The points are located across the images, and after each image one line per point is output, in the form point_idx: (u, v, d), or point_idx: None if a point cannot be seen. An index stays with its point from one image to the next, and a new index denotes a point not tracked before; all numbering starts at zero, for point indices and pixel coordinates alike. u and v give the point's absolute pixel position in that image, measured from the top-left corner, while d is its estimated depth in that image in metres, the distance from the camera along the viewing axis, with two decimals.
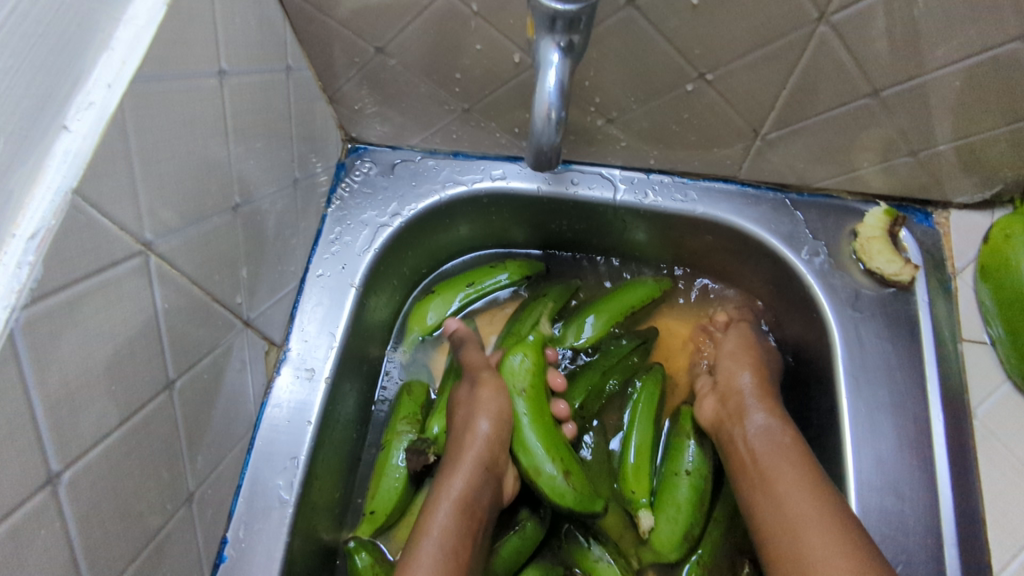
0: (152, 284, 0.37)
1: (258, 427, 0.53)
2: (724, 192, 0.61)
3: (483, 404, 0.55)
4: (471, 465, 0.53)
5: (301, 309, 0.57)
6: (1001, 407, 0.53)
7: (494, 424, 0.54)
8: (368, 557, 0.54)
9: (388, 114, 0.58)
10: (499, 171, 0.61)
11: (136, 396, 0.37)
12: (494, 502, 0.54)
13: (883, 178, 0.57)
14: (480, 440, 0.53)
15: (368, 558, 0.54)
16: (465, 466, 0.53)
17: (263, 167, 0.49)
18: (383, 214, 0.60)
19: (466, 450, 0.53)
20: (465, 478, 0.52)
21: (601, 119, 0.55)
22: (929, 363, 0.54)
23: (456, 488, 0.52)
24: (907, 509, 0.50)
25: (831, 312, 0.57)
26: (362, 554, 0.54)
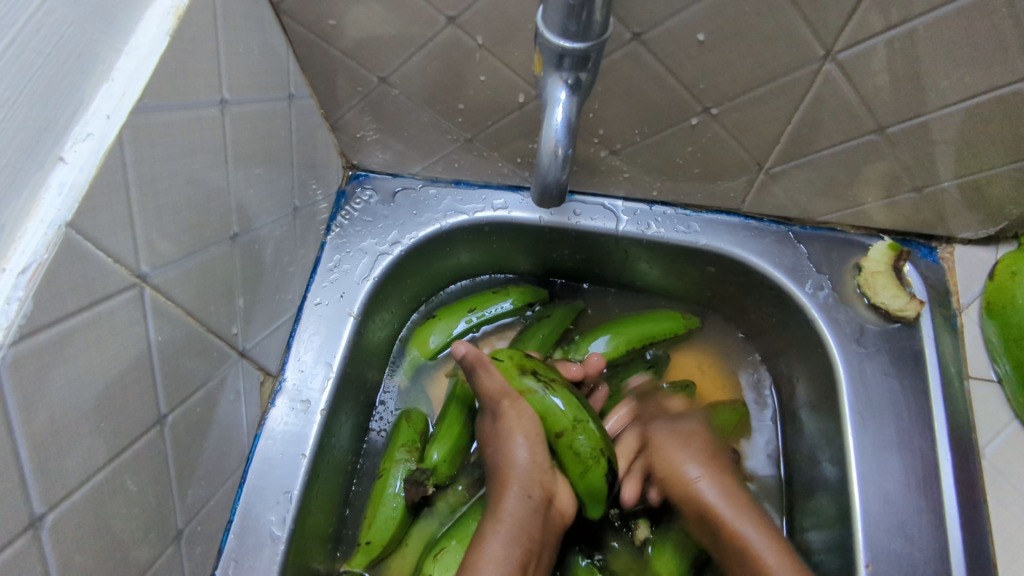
0: (145, 317, 0.36)
1: (251, 460, 0.51)
2: (727, 224, 0.60)
3: (516, 441, 0.53)
4: (518, 501, 0.52)
5: (298, 338, 0.56)
6: (1011, 446, 0.52)
7: (534, 452, 0.53)
8: None
9: (390, 142, 0.58)
10: (501, 201, 0.61)
11: (125, 432, 0.35)
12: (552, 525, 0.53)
13: (886, 214, 0.57)
14: (519, 467, 0.53)
15: None
16: (512, 503, 0.52)
17: (264, 194, 0.48)
18: (383, 242, 0.60)
19: (515, 482, 0.53)
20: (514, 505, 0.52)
21: (604, 151, 0.55)
22: (935, 400, 0.53)
23: (503, 524, 0.51)
24: (916, 552, 0.49)
25: (836, 346, 0.56)
26: None
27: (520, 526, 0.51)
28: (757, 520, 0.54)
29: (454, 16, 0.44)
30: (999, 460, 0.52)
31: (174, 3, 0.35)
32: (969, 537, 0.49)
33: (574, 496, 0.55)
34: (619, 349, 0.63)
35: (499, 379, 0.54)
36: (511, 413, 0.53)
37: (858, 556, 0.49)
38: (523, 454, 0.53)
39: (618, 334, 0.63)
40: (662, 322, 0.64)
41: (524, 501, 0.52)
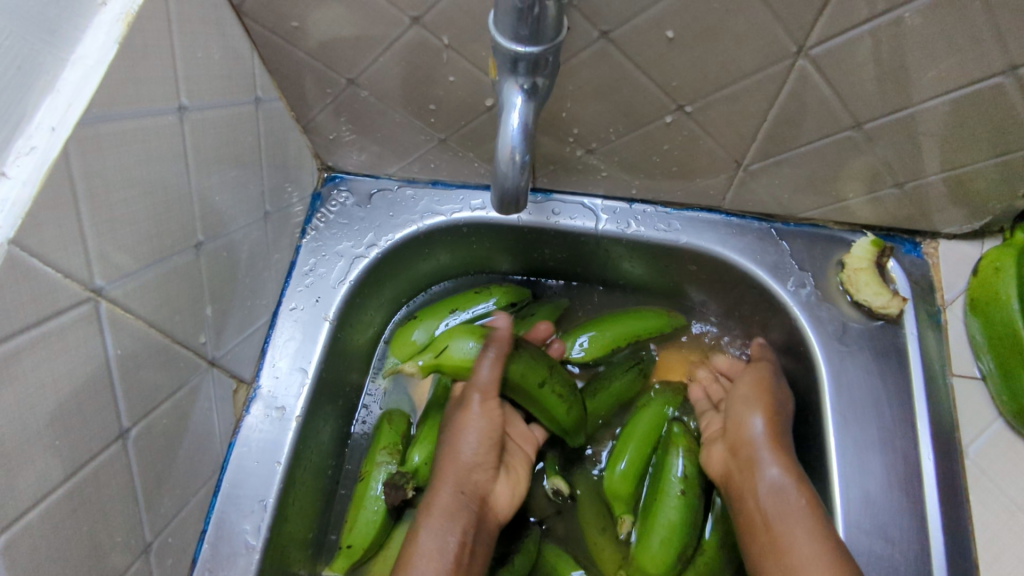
0: (102, 331, 0.35)
1: (226, 468, 0.51)
2: (708, 222, 0.59)
3: (472, 425, 0.52)
4: (454, 493, 0.50)
5: (274, 343, 0.55)
6: (993, 445, 0.51)
7: (482, 443, 0.52)
8: None
9: (365, 143, 0.57)
10: (478, 201, 0.60)
11: (82, 449, 0.35)
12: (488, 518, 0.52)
13: (869, 209, 0.56)
14: (465, 459, 0.52)
15: None
16: (447, 493, 0.50)
17: (232, 200, 0.48)
18: (359, 245, 0.59)
19: (450, 475, 0.51)
20: (444, 501, 0.49)
21: (580, 150, 0.54)
22: (918, 399, 0.52)
23: (441, 511, 0.49)
24: (897, 554, 0.48)
25: (819, 345, 0.55)
26: None
27: (457, 522, 0.49)
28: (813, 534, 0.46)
29: (418, 16, 0.43)
30: (982, 458, 0.51)
31: (124, 10, 0.35)
32: (951, 536, 0.48)
33: (507, 496, 0.54)
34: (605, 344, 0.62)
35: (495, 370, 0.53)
36: (478, 408, 0.53)
37: None
38: (467, 452, 0.52)
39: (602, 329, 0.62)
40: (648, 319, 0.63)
41: (458, 497, 0.50)
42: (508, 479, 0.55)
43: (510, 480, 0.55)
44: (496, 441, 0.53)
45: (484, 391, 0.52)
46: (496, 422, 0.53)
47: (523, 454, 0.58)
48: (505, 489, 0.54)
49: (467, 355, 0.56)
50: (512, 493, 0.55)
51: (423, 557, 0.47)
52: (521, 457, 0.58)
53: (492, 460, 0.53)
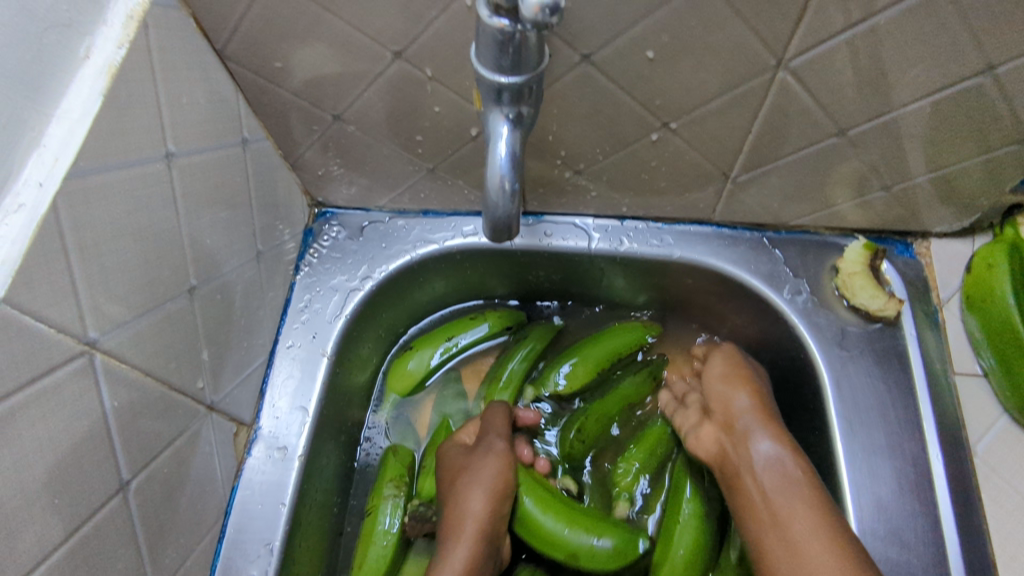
0: (98, 384, 0.35)
1: (230, 513, 0.50)
2: (700, 235, 0.60)
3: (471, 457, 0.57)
4: (475, 536, 0.52)
5: (272, 382, 0.55)
6: (1001, 441, 0.51)
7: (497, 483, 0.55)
8: None
9: (354, 177, 0.57)
10: (470, 227, 0.61)
11: (83, 506, 0.34)
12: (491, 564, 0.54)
13: (859, 214, 0.56)
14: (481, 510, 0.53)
15: None
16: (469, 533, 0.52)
17: (224, 242, 0.47)
18: (353, 278, 0.59)
19: (469, 524, 0.52)
20: (468, 548, 0.52)
21: (568, 171, 0.54)
22: (923, 399, 0.52)
23: (460, 556, 0.51)
24: (913, 558, 0.47)
25: (818, 351, 0.55)
26: None
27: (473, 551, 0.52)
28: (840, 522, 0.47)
29: (400, 50, 0.43)
30: (991, 455, 0.51)
31: (107, 62, 0.35)
32: (965, 539, 0.48)
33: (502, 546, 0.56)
34: (587, 374, 0.61)
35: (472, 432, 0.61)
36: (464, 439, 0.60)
37: None
38: (478, 503, 0.53)
39: (582, 359, 0.62)
40: (630, 334, 0.64)
41: (478, 537, 0.52)
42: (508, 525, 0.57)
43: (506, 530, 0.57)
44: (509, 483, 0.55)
45: (500, 433, 0.58)
46: (503, 473, 0.55)
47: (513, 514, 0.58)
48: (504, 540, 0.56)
49: (529, 505, 0.56)
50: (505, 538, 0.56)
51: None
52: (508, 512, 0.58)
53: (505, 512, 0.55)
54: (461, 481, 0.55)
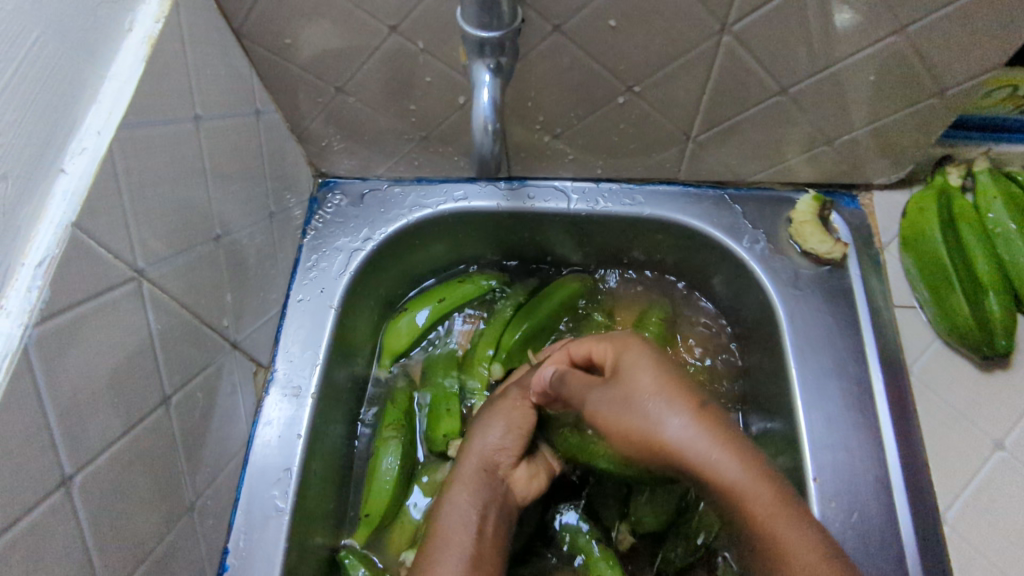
0: (145, 308, 0.41)
1: (251, 445, 0.56)
2: (668, 194, 0.66)
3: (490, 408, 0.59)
4: (476, 471, 0.54)
5: (285, 332, 0.61)
6: (935, 362, 0.58)
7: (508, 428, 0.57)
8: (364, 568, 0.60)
9: (354, 147, 0.64)
10: (460, 192, 0.67)
11: (136, 409, 0.40)
12: (506, 499, 0.54)
13: (807, 168, 0.63)
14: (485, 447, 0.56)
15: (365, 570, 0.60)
16: (470, 471, 0.54)
17: (242, 200, 0.54)
18: (355, 239, 0.65)
19: (472, 459, 0.55)
20: (467, 482, 0.54)
21: (547, 136, 0.60)
22: (866, 329, 0.59)
23: (463, 494, 0.53)
24: (857, 461, 0.54)
25: (774, 291, 0.61)
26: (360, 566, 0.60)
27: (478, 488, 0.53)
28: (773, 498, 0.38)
29: (395, 25, 0.49)
30: (925, 374, 0.57)
31: (147, 34, 0.41)
32: (903, 444, 0.54)
33: (527, 483, 0.57)
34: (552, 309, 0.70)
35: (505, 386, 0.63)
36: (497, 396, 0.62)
37: (807, 471, 0.54)
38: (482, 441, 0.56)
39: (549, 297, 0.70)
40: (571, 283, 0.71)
41: (479, 473, 0.54)
42: (529, 466, 0.58)
43: (532, 469, 0.58)
44: (525, 427, 0.57)
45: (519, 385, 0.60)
46: (517, 417, 0.57)
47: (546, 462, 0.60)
48: (524, 479, 0.57)
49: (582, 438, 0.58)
50: (532, 480, 0.58)
51: (448, 534, 0.50)
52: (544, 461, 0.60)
53: (514, 453, 0.56)
54: (475, 426, 0.58)
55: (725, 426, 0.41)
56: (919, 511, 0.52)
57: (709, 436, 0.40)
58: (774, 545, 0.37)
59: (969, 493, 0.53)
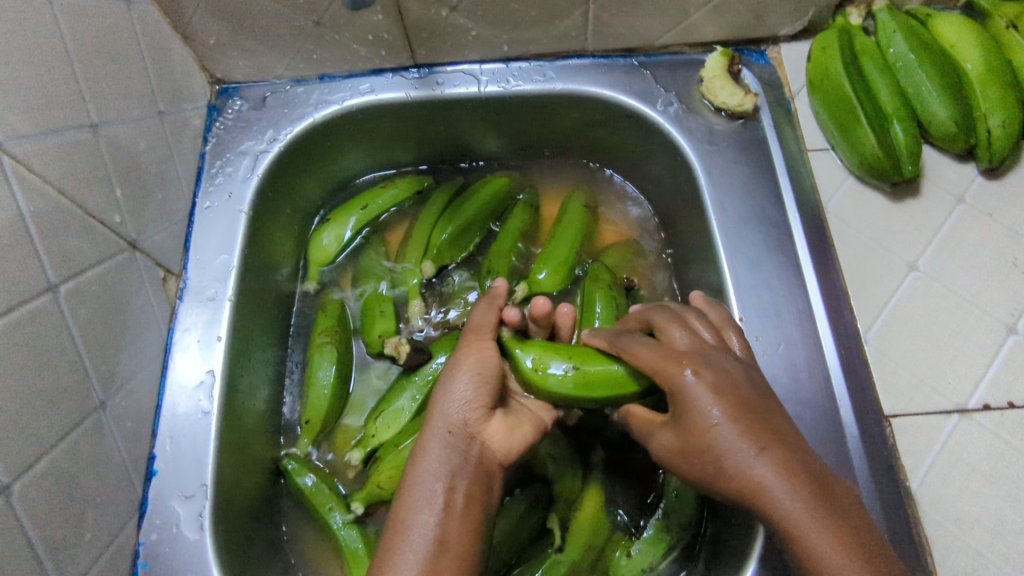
0: (9, 185, 0.38)
1: (170, 351, 0.54)
2: (579, 67, 0.65)
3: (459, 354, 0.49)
4: (441, 432, 0.43)
5: (195, 239, 0.58)
6: (849, 199, 0.58)
7: (473, 376, 0.46)
8: (315, 478, 0.58)
9: (245, 44, 0.60)
10: (366, 85, 0.65)
11: (13, 292, 0.38)
12: (485, 470, 0.43)
13: (712, 24, 0.62)
14: (453, 404, 0.45)
15: (315, 478, 0.58)
16: (434, 432, 0.44)
17: (121, 93, 0.50)
18: (261, 141, 0.63)
19: (436, 426, 0.44)
20: (432, 453, 0.42)
21: (444, 9, 0.58)
22: (781, 173, 0.59)
23: (428, 464, 0.42)
24: (780, 297, 0.54)
25: (689, 149, 0.61)
26: (307, 475, 0.58)
27: (448, 456, 0.42)
28: (835, 529, 0.33)
29: None
30: (840, 211, 0.58)
31: None
32: (823, 276, 0.55)
33: (506, 435, 0.44)
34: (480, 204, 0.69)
35: (480, 321, 0.51)
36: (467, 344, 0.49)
37: (733, 311, 0.54)
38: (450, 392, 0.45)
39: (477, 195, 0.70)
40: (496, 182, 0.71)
41: (444, 439, 0.43)
42: (506, 419, 0.45)
43: (510, 421, 0.46)
44: (492, 374, 0.47)
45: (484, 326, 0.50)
46: (491, 361, 0.47)
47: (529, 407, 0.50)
48: (502, 431, 0.44)
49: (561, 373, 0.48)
50: (513, 432, 0.45)
51: (414, 506, 0.40)
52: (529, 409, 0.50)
53: (485, 402, 0.45)
54: (438, 382, 0.47)
55: (806, 468, 0.35)
56: (840, 335, 0.53)
57: (794, 476, 0.34)
58: (800, 551, 0.33)
59: (887, 312, 0.54)
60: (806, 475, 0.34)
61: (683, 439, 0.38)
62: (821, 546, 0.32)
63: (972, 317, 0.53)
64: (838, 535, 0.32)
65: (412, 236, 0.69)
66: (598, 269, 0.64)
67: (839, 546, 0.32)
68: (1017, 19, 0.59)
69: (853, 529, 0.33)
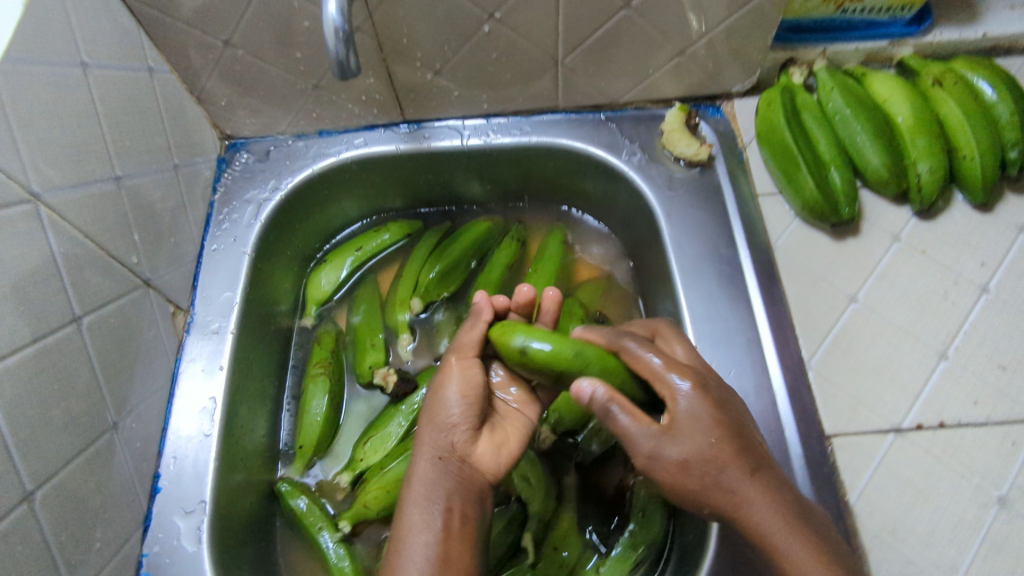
0: (45, 230, 0.44)
1: (177, 380, 0.59)
2: (552, 122, 0.72)
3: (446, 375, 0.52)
4: (432, 458, 0.49)
5: (202, 278, 0.64)
6: (795, 237, 0.64)
7: (460, 399, 0.51)
8: (308, 501, 0.63)
9: (253, 104, 0.68)
10: (360, 139, 0.72)
11: (43, 322, 0.43)
12: (474, 484, 0.49)
13: (669, 82, 0.69)
14: (447, 420, 0.50)
15: (308, 501, 0.62)
16: (426, 455, 0.49)
17: (142, 149, 0.57)
18: (264, 190, 0.69)
19: (428, 446, 0.50)
20: (421, 471, 0.48)
21: (428, 73, 0.66)
22: (733, 216, 0.65)
23: (420, 484, 0.48)
24: (732, 327, 0.60)
25: (651, 195, 0.68)
26: (301, 498, 0.63)
27: (439, 484, 0.47)
28: (807, 542, 0.40)
29: None
30: (787, 248, 0.64)
31: None
32: (771, 307, 0.60)
33: (492, 455, 0.51)
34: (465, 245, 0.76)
35: (467, 337, 0.55)
36: (453, 363, 0.53)
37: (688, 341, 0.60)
38: (443, 410, 0.51)
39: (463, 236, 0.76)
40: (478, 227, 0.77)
41: (437, 465, 0.48)
42: (493, 439, 0.52)
43: (496, 439, 0.52)
44: (477, 394, 0.51)
45: (465, 350, 0.54)
46: (475, 382, 0.52)
47: (515, 420, 0.55)
48: (487, 448, 0.51)
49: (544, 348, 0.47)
50: (499, 451, 0.51)
51: (410, 530, 0.45)
52: (513, 426, 0.55)
53: (470, 423, 0.50)
54: (430, 400, 0.52)
55: (776, 483, 0.43)
56: (787, 361, 0.58)
57: (775, 502, 0.41)
58: (766, 543, 0.41)
59: (829, 340, 0.59)
60: (780, 488, 0.42)
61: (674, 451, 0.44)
62: (783, 539, 0.40)
63: (906, 344, 0.58)
64: (793, 531, 0.41)
65: (404, 274, 0.76)
66: (572, 303, 0.70)
67: (796, 541, 0.40)
68: (942, 79, 0.66)
69: (807, 530, 0.41)
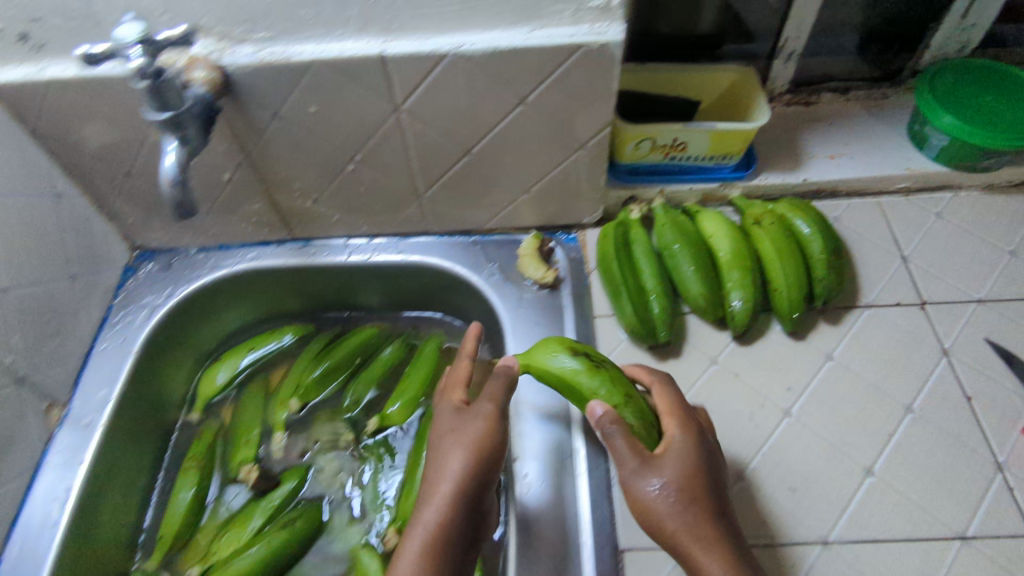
0: None
1: (39, 469, 0.67)
2: (426, 243, 0.81)
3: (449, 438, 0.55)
4: (444, 501, 0.51)
5: (84, 377, 0.73)
6: (622, 358, 0.70)
7: (461, 452, 0.53)
8: None
9: (157, 222, 0.77)
10: (253, 254, 0.81)
11: None
12: (471, 522, 0.53)
13: (524, 213, 0.78)
14: (455, 471, 0.53)
15: None
16: (439, 497, 0.52)
17: (35, 264, 0.66)
18: (159, 296, 0.78)
19: (443, 488, 0.52)
20: (437, 511, 0.51)
21: (307, 201, 0.75)
22: (569, 336, 0.73)
23: (428, 520, 0.51)
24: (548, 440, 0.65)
25: (502, 312, 0.75)
26: None
27: (452, 515, 0.51)
28: None
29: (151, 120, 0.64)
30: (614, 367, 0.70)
31: None
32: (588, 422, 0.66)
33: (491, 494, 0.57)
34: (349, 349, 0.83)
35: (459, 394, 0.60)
36: (486, 411, 0.56)
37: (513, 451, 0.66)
38: (454, 460, 0.53)
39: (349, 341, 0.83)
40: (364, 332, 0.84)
41: (452, 506, 0.51)
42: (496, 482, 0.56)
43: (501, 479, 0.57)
44: (481, 450, 0.54)
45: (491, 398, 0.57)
46: (478, 436, 0.54)
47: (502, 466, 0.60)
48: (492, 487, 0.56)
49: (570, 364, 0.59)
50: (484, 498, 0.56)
51: None
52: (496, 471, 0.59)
53: (482, 472, 0.53)
54: (441, 447, 0.55)
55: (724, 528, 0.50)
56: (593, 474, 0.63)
57: (716, 544, 0.48)
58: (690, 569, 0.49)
59: None
60: (709, 525, 0.49)
61: (693, 482, 0.51)
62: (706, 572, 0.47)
63: None
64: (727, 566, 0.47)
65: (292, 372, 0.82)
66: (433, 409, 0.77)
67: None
68: (761, 220, 0.74)
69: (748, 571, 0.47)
